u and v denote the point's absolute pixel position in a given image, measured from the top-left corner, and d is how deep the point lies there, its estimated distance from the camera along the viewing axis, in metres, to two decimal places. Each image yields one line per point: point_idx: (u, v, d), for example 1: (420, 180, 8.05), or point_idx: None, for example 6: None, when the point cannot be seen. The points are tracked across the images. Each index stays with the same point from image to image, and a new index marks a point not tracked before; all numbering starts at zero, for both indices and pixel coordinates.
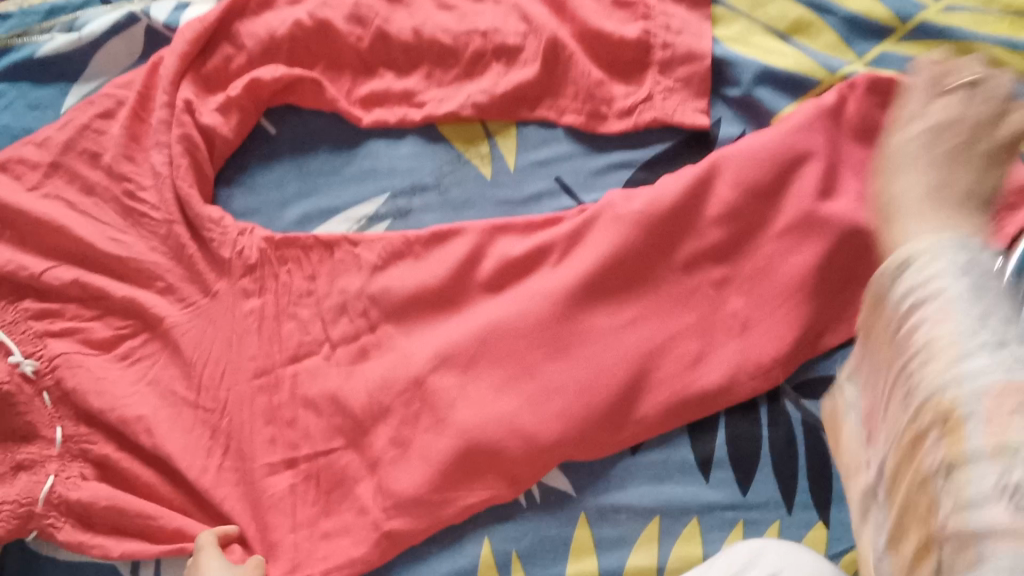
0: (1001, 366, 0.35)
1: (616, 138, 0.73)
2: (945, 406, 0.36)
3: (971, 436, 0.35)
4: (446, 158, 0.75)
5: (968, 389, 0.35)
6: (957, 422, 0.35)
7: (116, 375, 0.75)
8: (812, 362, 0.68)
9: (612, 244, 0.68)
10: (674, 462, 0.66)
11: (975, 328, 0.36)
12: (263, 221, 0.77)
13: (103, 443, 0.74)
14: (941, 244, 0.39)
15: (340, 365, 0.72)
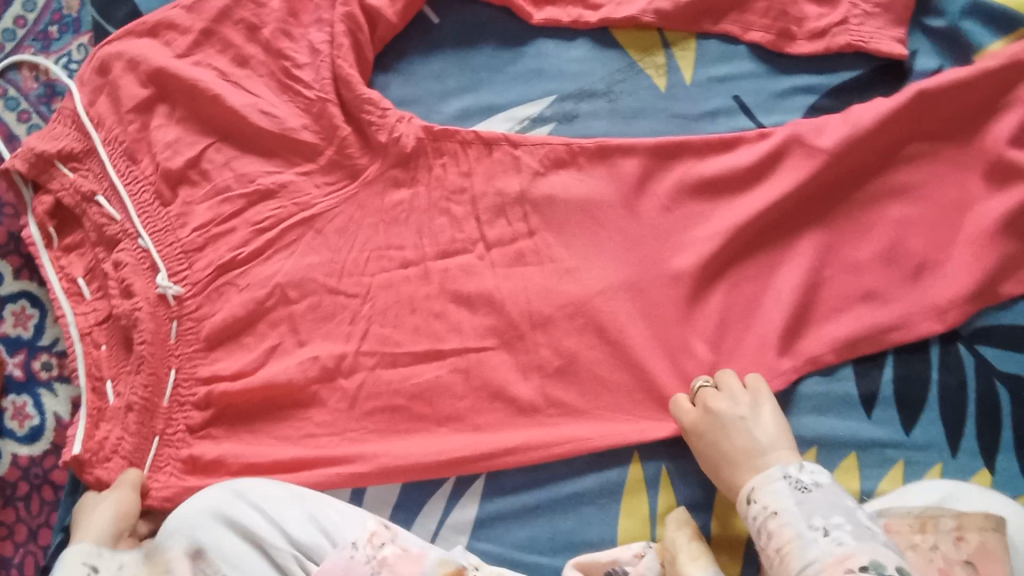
0: (823, 558, 0.51)
1: (801, 61, 0.70)
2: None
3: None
4: (619, 65, 0.73)
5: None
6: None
7: (263, 269, 0.74)
8: (980, 312, 0.64)
9: (797, 177, 0.67)
10: (836, 398, 0.64)
11: (801, 534, 0.53)
12: (419, 112, 0.76)
13: (243, 350, 0.74)
14: (777, 489, 0.56)
15: (495, 265, 0.71)
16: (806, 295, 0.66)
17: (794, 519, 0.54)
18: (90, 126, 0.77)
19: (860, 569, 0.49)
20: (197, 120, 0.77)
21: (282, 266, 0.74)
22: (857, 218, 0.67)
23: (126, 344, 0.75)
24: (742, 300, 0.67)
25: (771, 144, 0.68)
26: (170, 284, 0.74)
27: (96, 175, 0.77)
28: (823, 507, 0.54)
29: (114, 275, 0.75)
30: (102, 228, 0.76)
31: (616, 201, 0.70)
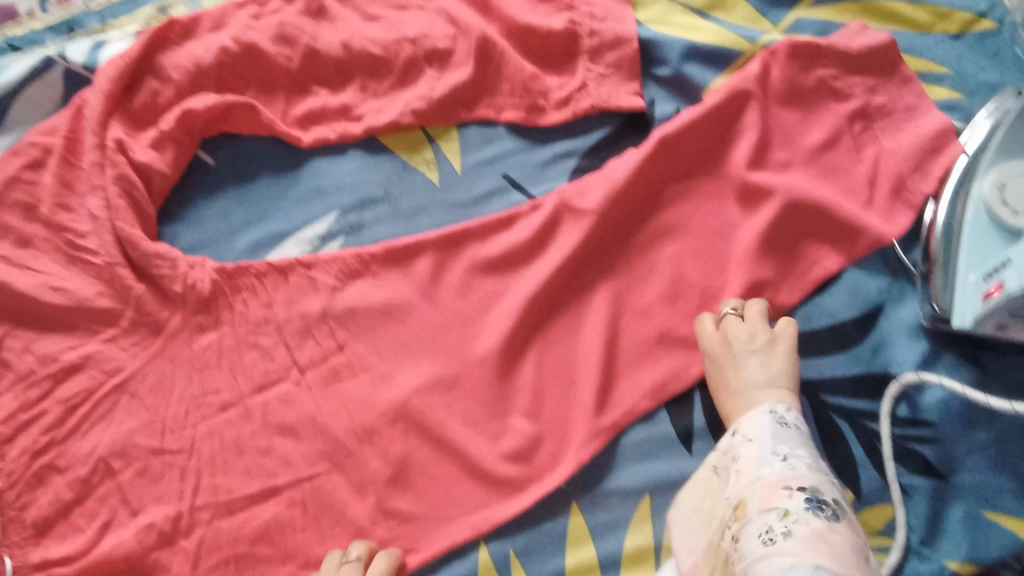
0: (772, 475, 0.52)
1: (557, 129, 0.74)
2: (738, 503, 0.53)
3: (749, 510, 0.51)
4: (390, 168, 0.76)
5: (750, 490, 0.52)
6: (742, 507, 0.52)
7: (81, 444, 0.72)
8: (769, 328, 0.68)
9: (574, 240, 0.69)
10: (659, 441, 0.67)
11: (763, 458, 0.55)
12: (211, 253, 0.76)
13: (73, 530, 0.70)
14: (762, 423, 0.58)
15: (312, 389, 0.71)
16: (608, 351, 0.68)
17: (761, 451, 0.55)
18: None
19: (796, 489, 0.50)
20: None
21: (100, 440, 0.72)
22: (638, 270, 0.70)
23: None
24: (552, 366, 0.69)
25: (546, 216, 0.71)
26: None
27: None
28: (792, 441, 0.56)
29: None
30: None
31: (417, 297, 0.71)
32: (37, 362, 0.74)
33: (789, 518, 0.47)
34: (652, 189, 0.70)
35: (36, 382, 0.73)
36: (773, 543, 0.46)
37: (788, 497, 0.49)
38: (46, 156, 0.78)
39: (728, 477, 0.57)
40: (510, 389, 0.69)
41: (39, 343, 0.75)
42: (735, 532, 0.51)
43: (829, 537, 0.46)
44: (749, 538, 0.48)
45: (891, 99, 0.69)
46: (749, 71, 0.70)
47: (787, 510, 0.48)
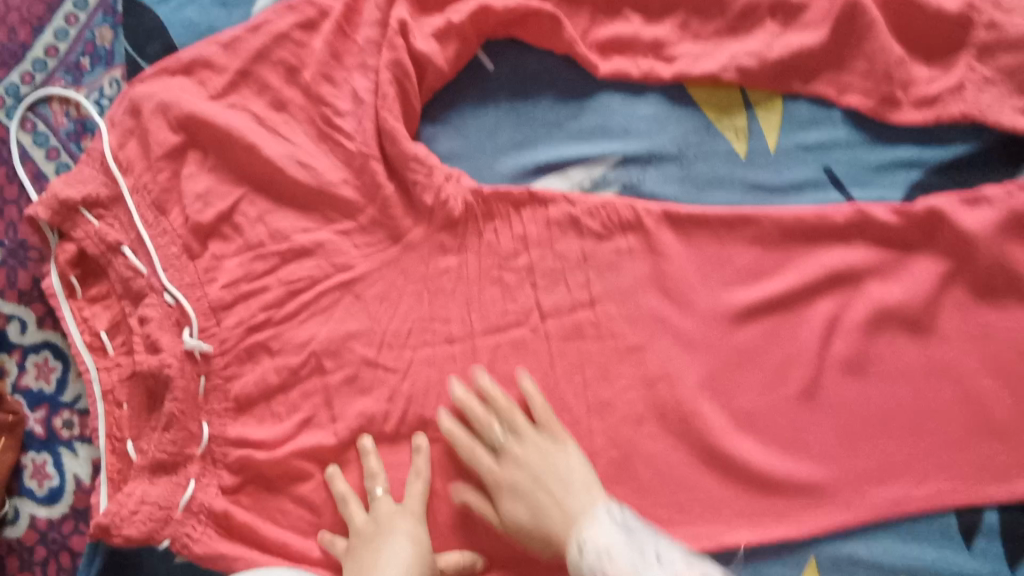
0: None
1: (906, 130, 0.62)
2: None
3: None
4: (692, 125, 0.65)
5: None
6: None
7: (295, 330, 0.68)
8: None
9: (903, 292, 0.59)
10: (937, 527, 0.57)
11: (637, 564, 0.49)
12: (468, 167, 0.69)
13: (272, 417, 0.67)
14: (607, 531, 0.52)
15: (551, 339, 0.65)
16: (905, 409, 0.58)
17: (626, 553, 0.50)
18: (118, 173, 0.72)
19: None
20: (234, 163, 0.72)
21: (317, 332, 0.68)
22: (969, 337, 0.58)
23: (142, 411, 0.69)
24: (828, 401, 0.59)
25: (862, 256, 0.60)
26: (197, 341, 0.68)
27: (124, 225, 0.72)
28: (649, 541, 0.51)
29: (138, 330, 0.69)
30: (128, 281, 0.71)
31: (694, 278, 0.63)
32: (270, 235, 0.70)
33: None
34: (1016, 239, 0.58)
35: (266, 254, 0.70)
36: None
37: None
38: (320, 19, 0.72)
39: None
40: (774, 412, 0.60)
41: (274, 216, 0.71)
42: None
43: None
44: None
45: None
46: None
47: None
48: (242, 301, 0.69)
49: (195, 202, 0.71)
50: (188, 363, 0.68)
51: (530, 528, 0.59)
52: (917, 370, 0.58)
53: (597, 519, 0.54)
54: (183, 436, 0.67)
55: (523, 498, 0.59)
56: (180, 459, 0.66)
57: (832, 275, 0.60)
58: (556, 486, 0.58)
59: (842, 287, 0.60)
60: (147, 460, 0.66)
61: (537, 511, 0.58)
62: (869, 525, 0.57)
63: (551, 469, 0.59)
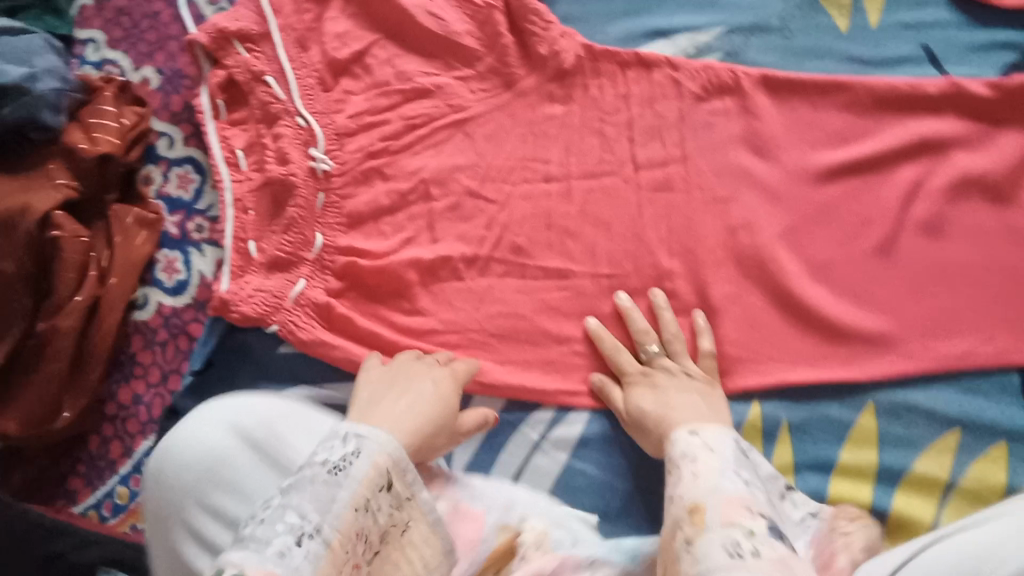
0: (732, 493, 0.47)
1: (1006, 15, 0.65)
2: (692, 507, 0.47)
3: (707, 519, 0.45)
4: (795, 1, 0.69)
5: (710, 497, 0.47)
6: (699, 513, 0.46)
7: (407, 160, 0.74)
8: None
9: (991, 163, 0.62)
10: (997, 383, 0.60)
11: (724, 472, 0.49)
12: (582, 29, 0.74)
13: (377, 236, 0.73)
14: (721, 439, 0.53)
15: (641, 189, 0.69)
16: (976, 271, 0.61)
17: (722, 466, 0.50)
18: (269, 13, 0.79)
19: (759, 514, 0.45)
20: (369, 10, 0.79)
21: (427, 163, 0.74)
22: None
23: (265, 219, 0.76)
24: (901, 260, 0.62)
25: (955, 127, 0.63)
26: (322, 158, 0.75)
27: (268, 58, 0.79)
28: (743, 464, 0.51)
29: (272, 146, 0.77)
30: (267, 105, 0.78)
31: (786, 139, 0.66)
32: (395, 76, 0.77)
33: (757, 539, 0.43)
34: None
35: (388, 91, 0.76)
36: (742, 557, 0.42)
37: (751, 518, 0.45)
38: None
39: (675, 478, 0.51)
40: (849, 267, 0.63)
41: (399, 59, 0.77)
42: (690, 536, 0.45)
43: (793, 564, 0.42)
44: (711, 543, 0.44)
45: None
46: None
47: (754, 531, 0.44)
48: (363, 132, 0.76)
49: (332, 40, 0.78)
50: (311, 178, 0.75)
51: (650, 414, 0.59)
52: (992, 235, 0.61)
53: (703, 428, 0.54)
54: (299, 241, 0.73)
55: (656, 394, 0.60)
56: (295, 258, 0.73)
57: (924, 143, 0.63)
58: (686, 398, 0.59)
59: (930, 155, 0.63)
60: (268, 258, 0.73)
61: (664, 406, 0.59)
62: (930, 374, 0.60)
63: (682, 388, 0.60)
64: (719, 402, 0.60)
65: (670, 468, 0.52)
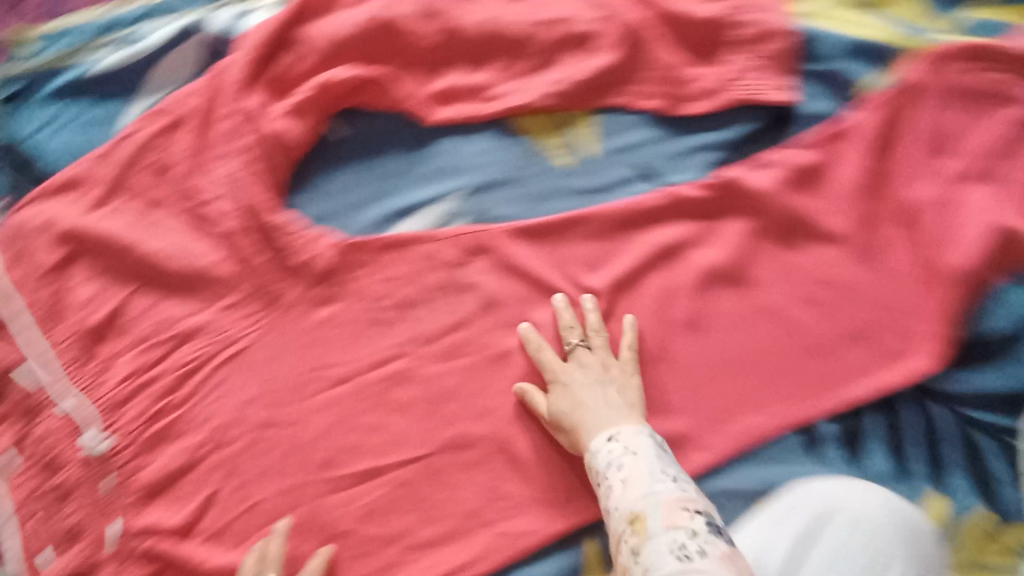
0: (668, 495, 0.53)
1: (695, 120, 0.72)
2: (633, 516, 0.52)
3: (653, 527, 0.51)
4: (522, 151, 0.74)
5: (648, 503, 0.52)
6: (641, 521, 0.52)
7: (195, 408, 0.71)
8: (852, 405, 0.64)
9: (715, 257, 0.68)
10: (781, 446, 0.64)
11: (653, 475, 0.55)
12: (334, 224, 0.76)
13: (182, 497, 0.69)
14: (636, 440, 0.58)
15: (429, 364, 0.70)
16: (741, 352, 0.66)
17: (647, 466, 0.56)
18: (6, 295, 0.74)
19: (697, 512, 0.51)
20: (114, 265, 0.75)
21: (216, 408, 0.71)
22: (776, 279, 0.67)
23: (47, 523, 0.68)
24: (674, 364, 0.66)
25: (682, 232, 0.69)
26: (100, 438, 0.70)
27: (13, 344, 0.73)
28: (642, 473, 0.55)
29: (38, 442, 0.71)
30: (24, 395, 0.72)
31: (544, 281, 0.70)
32: (156, 324, 0.74)
33: (699, 539, 0.49)
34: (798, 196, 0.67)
35: (155, 341, 0.73)
36: (690, 561, 0.48)
37: (692, 517, 0.51)
38: (182, 120, 0.78)
39: (603, 488, 0.56)
40: None
41: (154, 305, 0.74)
42: (636, 546, 0.50)
43: (733, 558, 0.49)
44: (655, 552, 0.49)
45: None
46: (918, 70, 0.67)
47: (696, 531, 0.50)
48: (137, 393, 0.72)
49: (81, 306, 0.74)
50: (91, 464, 0.69)
51: (562, 413, 0.62)
52: (742, 317, 0.67)
53: (619, 432, 0.58)
54: (95, 538, 0.67)
55: (569, 391, 0.63)
56: (88, 564, 0.67)
57: (660, 252, 0.69)
58: (598, 394, 0.62)
59: (664, 261, 0.69)
60: (60, 566, 0.67)
61: (576, 404, 0.62)
62: (729, 459, 0.63)
63: (590, 384, 0.63)
64: (631, 394, 0.63)
65: (596, 479, 0.57)
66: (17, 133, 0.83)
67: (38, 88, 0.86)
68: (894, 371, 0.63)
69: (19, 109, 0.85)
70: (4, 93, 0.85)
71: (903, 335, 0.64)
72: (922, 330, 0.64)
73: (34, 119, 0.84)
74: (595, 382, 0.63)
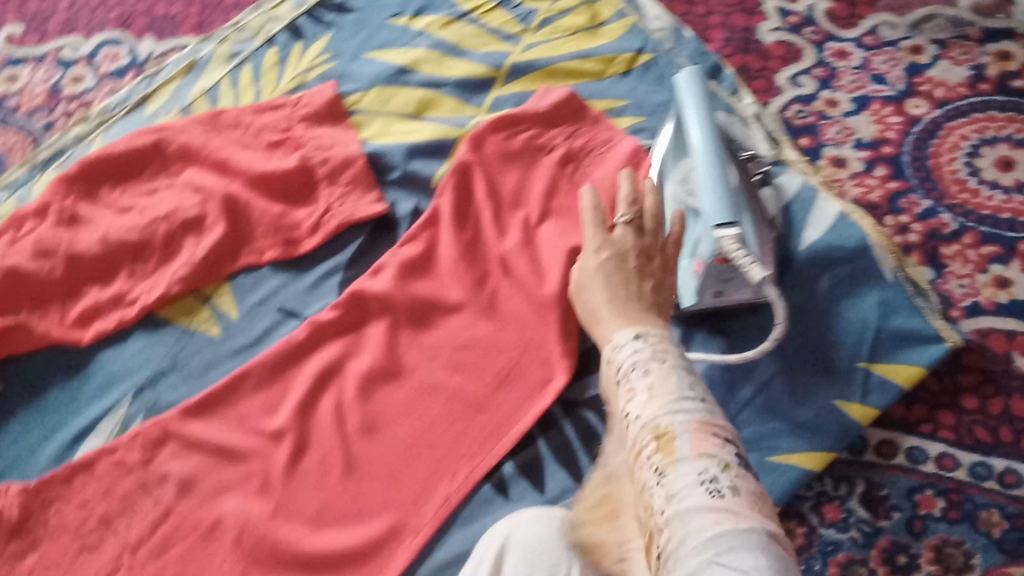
0: (696, 416, 0.45)
1: (315, 253, 0.80)
2: (660, 436, 0.45)
3: (680, 448, 0.43)
4: (175, 336, 0.79)
5: (678, 424, 0.45)
6: (669, 440, 0.44)
7: None
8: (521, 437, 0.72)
9: (370, 361, 0.75)
10: (479, 500, 0.71)
11: (681, 388, 0.47)
12: (18, 474, 0.75)
13: None
14: (628, 353, 0.52)
15: (145, 566, 0.70)
16: (415, 434, 0.72)
17: (675, 380, 0.48)
18: None
19: (727, 441, 0.44)
20: None
21: None
22: (425, 360, 0.75)
23: None
24: (364, 469, 0.72)
25: (335, 353, 0.76)
26: None
27: None
28: (673, 385, 0.48)
29: None
30: None
31: (230, 443, 0.73)
32: None
33: (731, 472, 0.42)
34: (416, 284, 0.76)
35: None
36: (722, 498, 0.40)
37: (724, 446, 0.43)
38: None
39: (623, 390, 0.50)
40: (334, 499, 0.71)
41: None
42: (662, 466, 0.43)
43: (765, 501, 0.41)
44: (681, 476, 0.42)
45: (589, 139, 0.78)
46: (463, 151, 0.78)
47: (728, 464, 0.42)
48: None
49: None
50: None
51: (594, 306, 0.60)
52: (406, 403, 0.74)
53: (647, 334, 0.53)
54: None
55: (608, 263, 0.62)
56: None
57: (323, 376, 0.75)
58: (619, 295, 0.59)
59: (329, 383, 0.75)
60: None
61: (619, 279, 0.61)
62: (437, 531, 0.69)
63: (635, 271, 0.62)
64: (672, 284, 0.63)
65: (615, 377, 0.51)
66: None
67: None
68: (543, 398, 0.72)
69: None
70: None
71: (540, 364, 0.73)
72: (554, 356, 0.73)
73: None
74: (614, 267, 0.62)
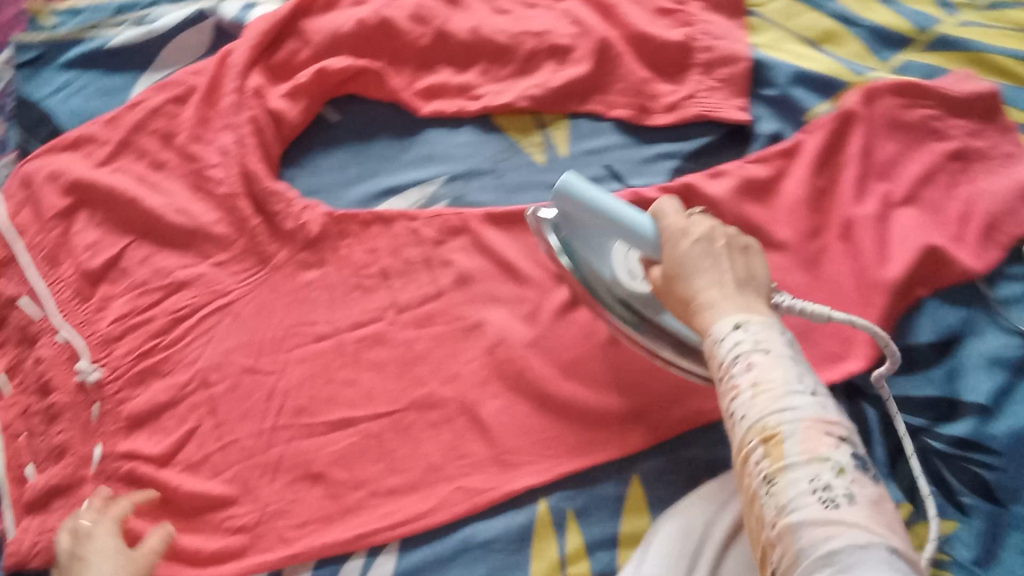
0: (810, 412, 0.45)
1: (659, 131, 0.80)
2: (768, 438, 0.45)
3: (789, 452, 0.44)
4: (502, 145, 0.81)
5: (788, 425, 0.45)
6: (777, 444, 0.44)
7: (182, 353, 0.76)
8: None
9: None
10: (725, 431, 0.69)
11: (790, 381, 0.46)
12: (324, 198, 0.82)
13: (157, 440, 0.72)
14: (733, 344, 0.50)
15: (405, 327, 0.75)
16: None
17: (786, 370, 0.47)
18: (15, 238, 0.80)
19: (841, 438, 0.44)
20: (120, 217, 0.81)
21: (202, 352, 0.75)
22: None
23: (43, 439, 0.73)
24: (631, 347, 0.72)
25: None
26: (91, 369, 0.75)
27: (20, 281, 0.79)
28: (788, 371, 0.47)
29: (35, 369, 0.76)
30: (25, 326, 0.78)
31: (517, 261, 0.76)
32: (153, 274, 0.79)
33: (847, 477, 0.43)
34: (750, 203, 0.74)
35: (146, 280, 0.79)
36: (837, 509, 0.41)
37: (838, 447, 0.44)
38: (190, 94, 0.85)
39: (728, 389, 0.48)
40: (593, 358, 0.72)
41: (151, 257, 0.80)
42: (771, 473, 0.44)
43: (880, 504, 0.43)
44: (795, 484, 0.43)
45: (991, 144, 0.73)
46: (855, 99, 0.75)
47: (843, 467, 0.43)
48: (123, 337, 0.76)
49: (85, 253, 0.80)
50: (81, 392, 0.74)
51: (698, 300, 0.55)
52: None
53: (749, 322, 0.51)
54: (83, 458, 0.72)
55: (699, 262, 0.56)
56: (73, 480, 0.71)
57: None
58: (744, 282, 0.55)
59: None
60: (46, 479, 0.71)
61: (725, 273, 0.55)
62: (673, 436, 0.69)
63: (709, 265, 0.56)
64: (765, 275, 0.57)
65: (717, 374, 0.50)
66: (35, 97, 0.90)
67: (53, 59, 0.92)
68: (832, 371, 0.69)
69: (37, 74, 0.91)
70: (21, 59, 0.92)
71: (840, 338, 0.70)
72: (859, 336, 0.70)
73: (50, 85, 0.90)
74: (701, 253, 0.57)
